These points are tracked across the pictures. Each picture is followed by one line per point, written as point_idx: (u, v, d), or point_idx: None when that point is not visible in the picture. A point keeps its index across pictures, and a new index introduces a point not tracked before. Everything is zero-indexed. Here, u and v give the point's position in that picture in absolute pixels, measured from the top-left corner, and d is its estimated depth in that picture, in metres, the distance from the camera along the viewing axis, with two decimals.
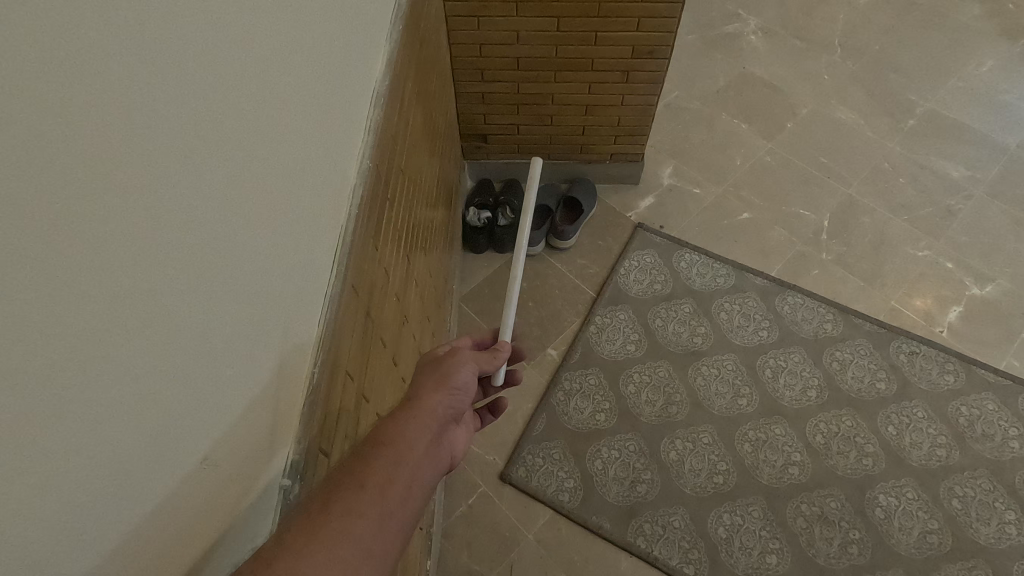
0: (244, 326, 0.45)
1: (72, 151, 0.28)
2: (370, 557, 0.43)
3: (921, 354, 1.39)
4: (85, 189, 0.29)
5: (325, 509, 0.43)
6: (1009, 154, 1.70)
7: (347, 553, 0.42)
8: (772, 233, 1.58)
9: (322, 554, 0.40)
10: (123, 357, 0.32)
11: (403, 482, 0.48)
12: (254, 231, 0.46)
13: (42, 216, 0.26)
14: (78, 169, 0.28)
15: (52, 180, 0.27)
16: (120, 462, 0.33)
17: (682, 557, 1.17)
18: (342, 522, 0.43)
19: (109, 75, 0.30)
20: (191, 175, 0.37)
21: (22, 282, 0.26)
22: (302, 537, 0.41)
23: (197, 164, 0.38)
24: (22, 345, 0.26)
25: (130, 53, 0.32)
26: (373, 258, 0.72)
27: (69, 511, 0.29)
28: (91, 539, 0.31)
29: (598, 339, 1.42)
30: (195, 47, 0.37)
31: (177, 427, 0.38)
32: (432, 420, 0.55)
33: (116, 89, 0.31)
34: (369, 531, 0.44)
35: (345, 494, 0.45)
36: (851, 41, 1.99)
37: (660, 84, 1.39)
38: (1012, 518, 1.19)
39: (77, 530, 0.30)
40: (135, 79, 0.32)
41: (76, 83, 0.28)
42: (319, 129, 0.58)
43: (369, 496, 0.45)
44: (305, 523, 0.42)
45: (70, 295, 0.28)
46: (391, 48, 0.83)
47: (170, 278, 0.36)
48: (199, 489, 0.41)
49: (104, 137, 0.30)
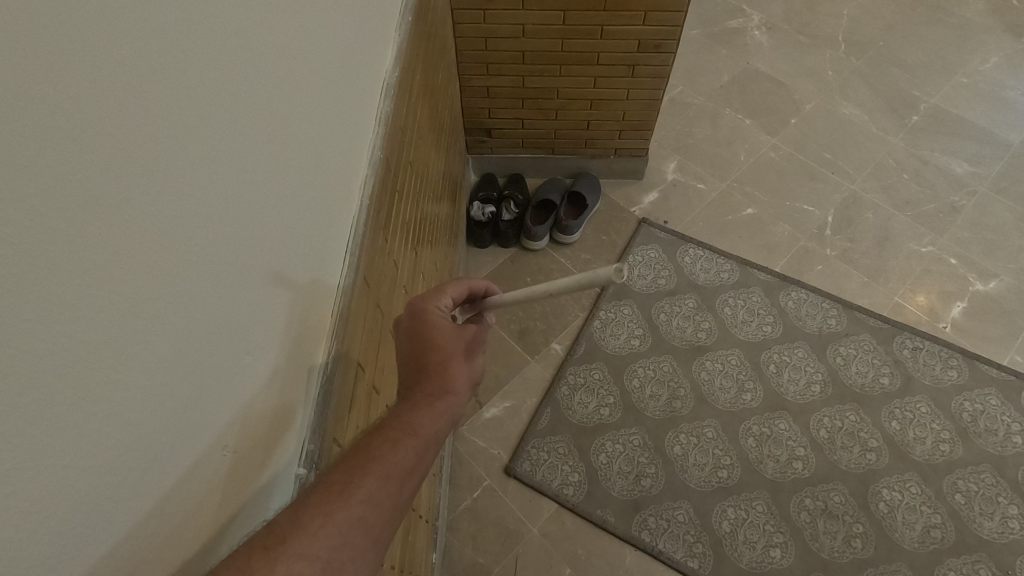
0: (261, 318, 0.45)
1: (98, 145, 0.28)
2: (379, 547, 0.42)
3: (925, 349, 1.39)
4: (109, 182, 0.29)
5: (346, 492, 0.42)
6: (1013, 150, 1.70)
7: (359, 540, 0.41)
8: (776, 228, 1.58)
9: (337, 538, 0.40)
10: (148, 351, 0.32)
11: (421, 475, 0.47)
12: (271, 222, 0.46)
13: (70, 203, 0.27)
14: (101, 158, 0.28)
15: (81, 173, 0.27)
16: (144, 455, 0.33)
17: (686, 550, 1.17)
18: (361, 510, 0.42)
19: (132, 71, 0.30)
20: (212, 170, 0.37)
21: (51, 271, 0.26)
22: (320, 519, 0.40)
23: (218, 160, 0.38)
24: (51, 331, 0.26)
25: (151, 40, 0.32)
26: (382, 250, 0.72)
27: (96, 503, 0.30)
28: (117, 532, 0.31)
29: (603, 333, 1.42)
30: (213, 41, 0.38)
31: (198, 420, 0.38)
32: (452, 416, 0.53)
33: (140, 84, 0.31)
34: (384, 522, 0.43)
35: (369, 482, 0.43)
36: (856, 37, 1.98)
37: (666, 78, 1.39)
38: (1015, 513, 1.20)
39: (105, 522, 0.30)
40: (157, 64, 0.32)
41: (101, 78, 0.28)
42: (331, 120, 0.58)
43: (391, 487, 0.44)
44: (324, 505, 0.41)
45: (97, 281, 0.28)
46: (401, 39, 0.82)
47: (192, 271, 0.36)
48: (219, 477, 0.41)
49: (129, 131, 0.30)
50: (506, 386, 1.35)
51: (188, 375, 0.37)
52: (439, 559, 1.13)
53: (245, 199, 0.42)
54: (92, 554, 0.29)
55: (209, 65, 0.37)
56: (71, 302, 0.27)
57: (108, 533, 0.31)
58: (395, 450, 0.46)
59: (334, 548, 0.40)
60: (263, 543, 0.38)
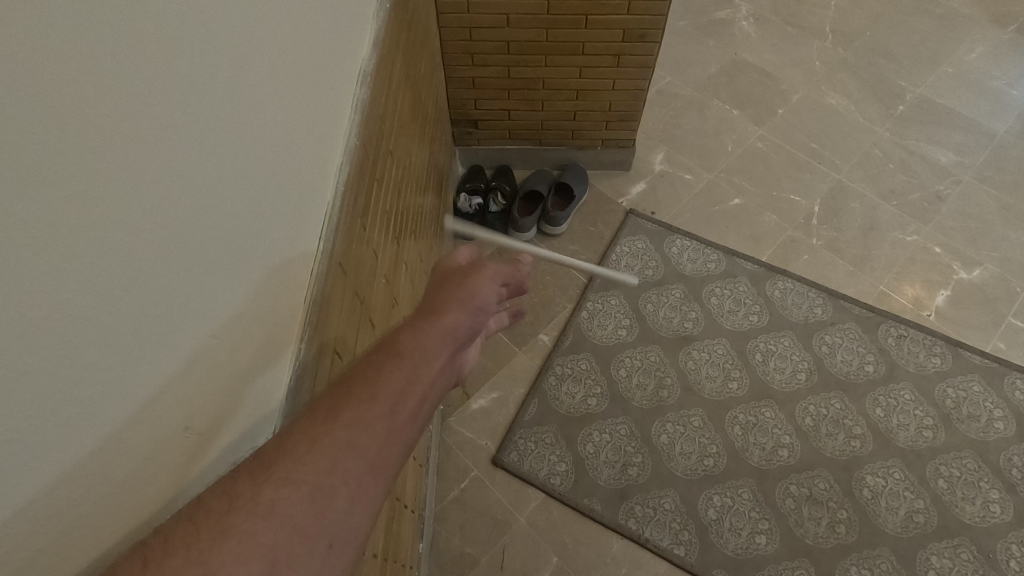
0: (224, 300, 0.43)
1: (32, 122, 0.26)
2: (375, 470, 0.39)
3: (909, 337, 1.40)
4: (79, 172, 0.29)
5: (329, 418, 0.39)
6: (998, 140, 1.71)
7: (350, 465, 0.38)
8: (763, 218, 1.59)
9: (322, 463, 0.37)
10: (96, 330, 0.31)
11: (418, 394, 0.44)
12: (238, 202, 0.45)
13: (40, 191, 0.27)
14: (78, 153, 0.29)
15: (56, 165, 0.28)
16: (99, 442, 0.32)
17: (673, 538, 1.18)
18: (348, 432, 0.39)
19: (92, 55, 0.30)
20: (161, 138, 0.35)
21: (24, 256, 0.26)
22: (303, 443, 0.37)
23: (171, 125, 0.36)
24: (17, 313, 0.26)
25: (125, 33, 0.32)
26: (360, 237, 0.72)
27: (41, 484, 0.28)
28: (62, 521, 0.30)
29: (590, 324, 1.43)
30: (187, 35, 0.38)
31: (157, 406, 0.36)
32: (454, 337, 0.51)
33: (77, 55, 0.29)
34: (376, 446, 0.40)
35: (352, 403, 0.40)
36: (843, 27, 1.99)
37: (651, 68, 1.38)
38: (996, 497, 1.21)
39: (55, 508, 0.30)
40: (128, 54, 0.32)
41: (68, 71, 0.28)
42: (303, 107, 0.57)
43: (381, 409, 0.41)
44: (307, 428, 0.38)
45: (62, 261, 0.28)
46: (379, 28, 0.82)
47: (147, 246, 0.34)
48: (176, 459, 0.39)
49: (61, 103, 0.28)
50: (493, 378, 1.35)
51: (154, 360, 0.36)
52: (427, 550, 1.14)
53: (206, 176, 0.40)
54: (45, 539, 0.29)
55: (157, 34, 0.35)
56: (11, 276, 0.26)
57: (58, 524, 0.30)
58: (382, 370, 0.44)
59: (323, 475, 0.37)
60: (246, 471, 0.36)
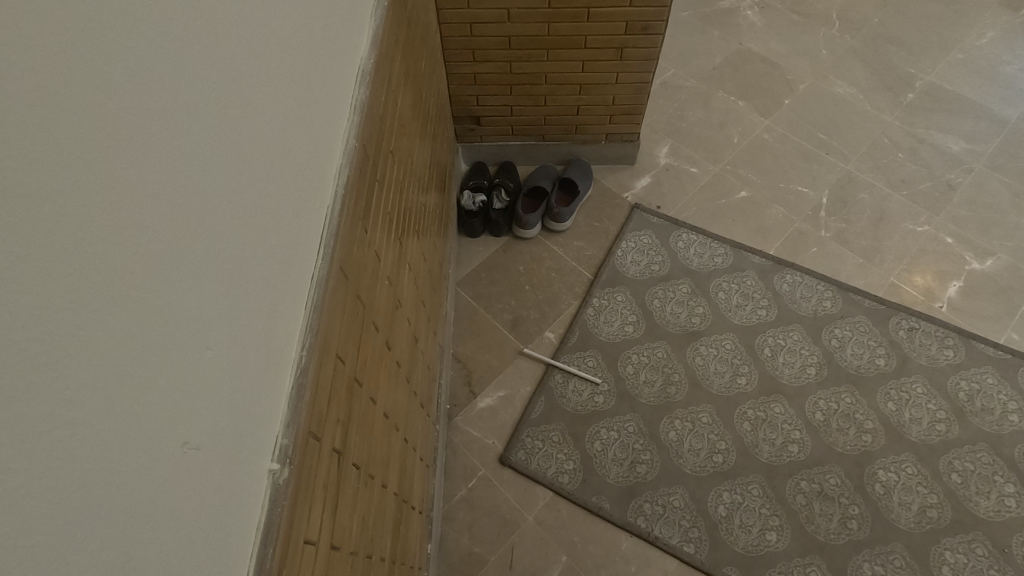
0: (223, 311, 0.43)
1: (17, 140, 0.26)
2: None
3: (921, 329, 1.38)
4: (70, 193, 0.29)
5: None
6: (1010, 126, 1.68)
7: None
8: (770, 211, 1.57)
9: None
10: (91, 346, 0.30)
11: None
12: (230, 209, 0.44)
13: (34, 216, 0.27)
14: (71, 174, 0.29)
15: (49, 189, 0.27)
16: (89, 463, 0.30)
17: (683, 535, 1.17)
18: None
19: (82, 72, 0.30)
20: (143, 144, 0.34)
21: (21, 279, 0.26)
22: None
23: (158, 133, 0.35)
24: (21, 334, 0.26)
25: (112, 49, 0.32)
26: (361, 239, 0.71)
27: (35, 505, 0.26)
28: (82, 545, 0.29)
29: (596, 321, 1.41)
30: (173, 48, 0.37)
31: (156, 424, 0.35)
32: None
33: (49, 64, 0.28)
34: None
35: None
36: (849, 14, 1.95)
37: (654, 60, 1.36)
38: (1012, 491, 1.19)
39: (74, 527, 0.29)
40: (115, 68, 0.32)
41: (56, 86, 0.28)
42: (299, 112, 0.57)
43: None
44: None
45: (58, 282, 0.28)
46: (376, 26, 0.81)
47: (140, 261, 0.34)
48: (185, 477, 0.38)
49: (37, 113, 0.27)
50: (500, 376, 1.35)
51: (154, 374, 0.35)
52: (435, 550, 1.14)
53: (197, 184, 0.39)
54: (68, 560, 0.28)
55: (145, 46, 0.35)
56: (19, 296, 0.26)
57: (57, 548, 0.27)
58: None
59: None
60: None
